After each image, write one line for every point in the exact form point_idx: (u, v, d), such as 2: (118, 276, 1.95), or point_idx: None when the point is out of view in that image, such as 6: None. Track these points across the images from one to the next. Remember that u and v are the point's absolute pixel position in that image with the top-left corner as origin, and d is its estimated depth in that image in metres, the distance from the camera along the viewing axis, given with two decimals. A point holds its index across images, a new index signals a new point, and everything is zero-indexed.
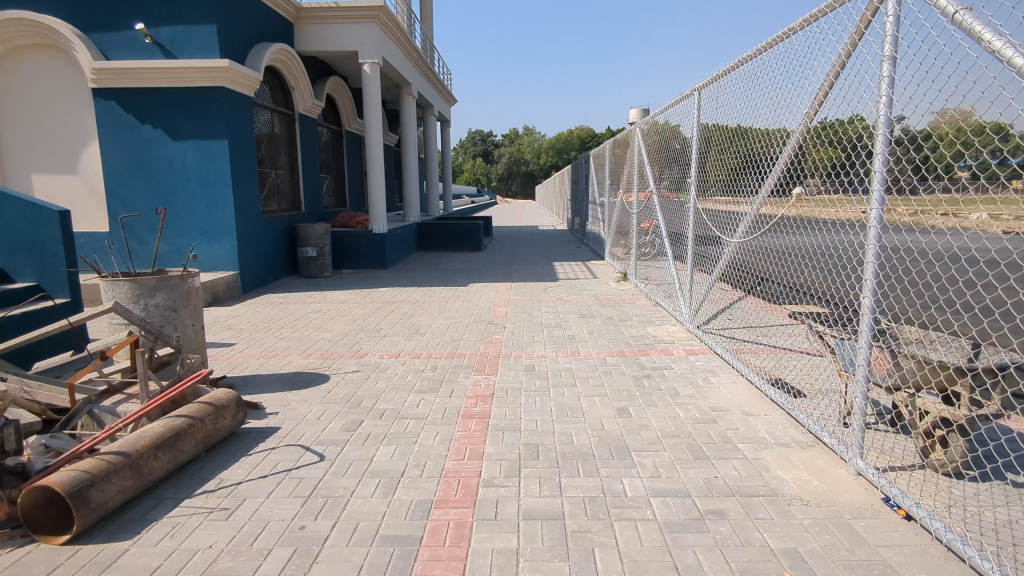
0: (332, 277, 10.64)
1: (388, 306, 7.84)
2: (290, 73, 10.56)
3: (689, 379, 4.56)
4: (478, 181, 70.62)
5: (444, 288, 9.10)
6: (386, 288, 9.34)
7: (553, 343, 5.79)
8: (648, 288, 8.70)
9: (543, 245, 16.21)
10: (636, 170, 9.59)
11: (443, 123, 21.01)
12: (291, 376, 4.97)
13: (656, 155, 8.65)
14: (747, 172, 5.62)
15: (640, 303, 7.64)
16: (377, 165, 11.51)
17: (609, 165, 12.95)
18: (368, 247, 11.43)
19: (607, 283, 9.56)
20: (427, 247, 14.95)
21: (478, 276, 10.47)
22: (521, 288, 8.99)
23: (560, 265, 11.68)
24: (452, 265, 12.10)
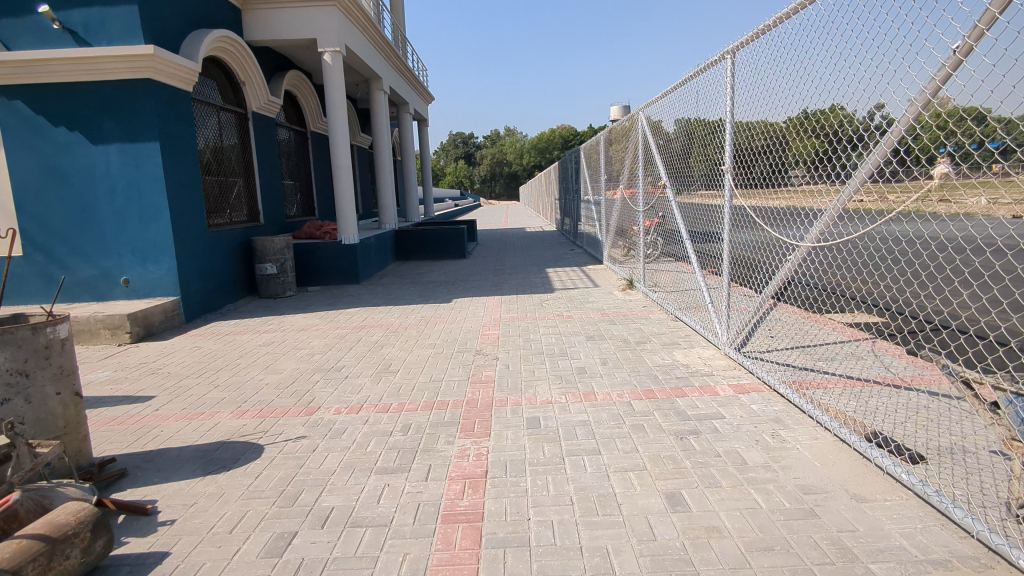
0: (295, 297, 9.33)
1: (356, 333, 6.55)
2: (238, 65, 9.25)
3: (753, 439, 3.34)
4: (460, 184, 69.45)
5: (425, 307, 7.82)
6: (356, 309, 8.03)
7: (561, 381, 4.54)
8: (661, 296, 7.53)
9: (533, 248, 14.95)
10: (639, 161, 8.37)
11: (419, 123, 19.78)
12: (212, 448, 3.68)
13: (663, 145, 7.52)
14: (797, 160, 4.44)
15: (657, 318, 6.42)
16: (344, 168, 10.21)
17: (603, 160, 11.73)
18: (338, 260, 10.14)
19: (612, 292, 8.31)
20: (406, 256, 13.67)
21: (462, 289, 9.23)
22: (514, 303, 7.74)
23: (554, 272, 10.45)
24: (434, 277, 10.83)
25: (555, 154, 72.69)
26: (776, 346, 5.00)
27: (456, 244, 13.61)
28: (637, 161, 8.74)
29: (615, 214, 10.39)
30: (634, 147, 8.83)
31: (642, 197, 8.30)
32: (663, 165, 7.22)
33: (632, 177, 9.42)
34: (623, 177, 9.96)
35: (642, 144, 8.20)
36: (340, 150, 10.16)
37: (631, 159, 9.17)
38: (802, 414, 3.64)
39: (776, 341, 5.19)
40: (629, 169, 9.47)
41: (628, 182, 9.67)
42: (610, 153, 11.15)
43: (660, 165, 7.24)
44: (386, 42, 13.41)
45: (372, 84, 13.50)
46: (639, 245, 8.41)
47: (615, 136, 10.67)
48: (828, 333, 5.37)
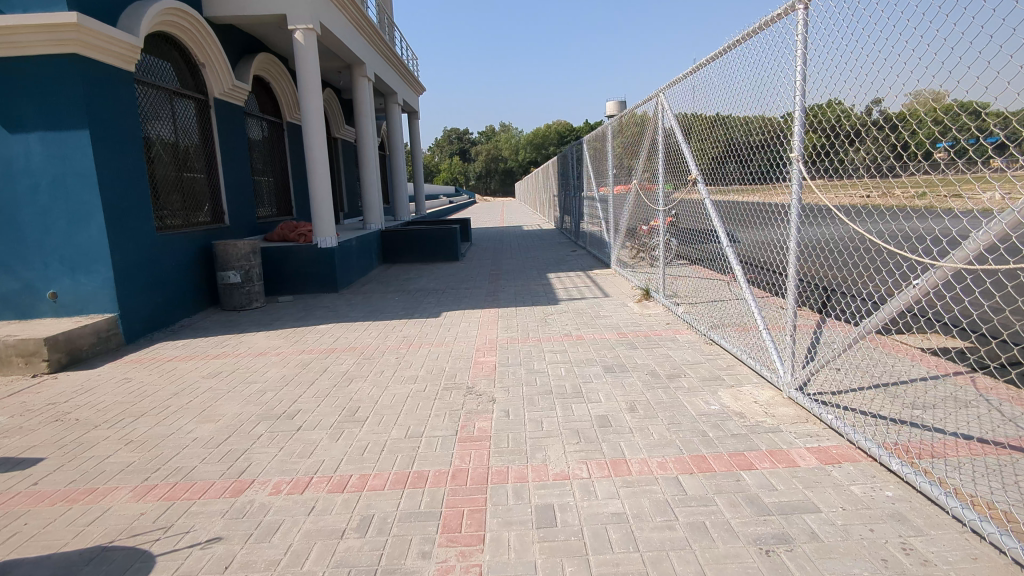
0: (263, 309, 8.18)
1: (323, 360, 5.43)
2: (196, 43, 8.11)
3: (881, 559, 2.22)
4: (455, 181, 68.33)
5: (408, 324, 6.69)
6: (328, 325, 6.89)
7: (579, 440, 3.40)
8: (689, 306, 6.49)
9: (531, 249, 13.80)
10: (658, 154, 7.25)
11: (409, 115, 18.63)
12: (83, 560, 2.54)
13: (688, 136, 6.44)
14: (855, 146, 3.63)
15: (685, 342, 5.30)
16: (320, 161, 9.07)
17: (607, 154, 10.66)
18: (313, 266, 9.01)
19: (628, 304, 7.18)
20: (393, 260, 12.53)
21: (452, 299, 8.09)
22: (514, 319, 6.59)
23: (557, 278, 9.33)
24: (422, 283, 9.69)
25: (551, 150, 71.46)
26: (853, 387, 3.85)
27: (447, 247, 12.48)
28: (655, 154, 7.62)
29: (624, 213, 9.23)
30: (651, 138, 7.69)
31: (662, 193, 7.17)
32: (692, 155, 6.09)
33: (648, 170, 8.25)
34: (635, 171, 8.78)
35: (662, 135, 7.10)
36: (315, 139, 8.99)
37: (647, 151, 8.00)
38: (936, 510, 2.50)
39: (848, 378, 4.05)
40: (644, 162, 8.30)
41: (643, 176, 8.45)
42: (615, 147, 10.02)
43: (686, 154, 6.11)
44: (370, 23, 12.21)
45: (355, 70, 12.36)
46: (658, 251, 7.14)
47: (624, 128, 9.54)
48: (906, 364, 4.20)
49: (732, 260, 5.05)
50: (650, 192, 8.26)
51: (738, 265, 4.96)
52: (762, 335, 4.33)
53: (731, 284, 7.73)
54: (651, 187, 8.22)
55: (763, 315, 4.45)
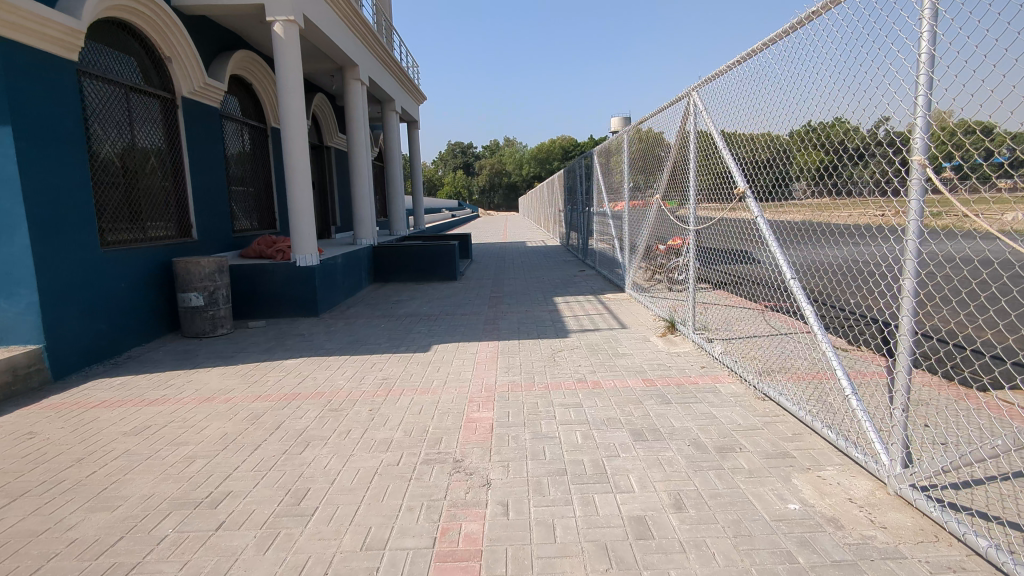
0: (229, 337, 7.15)
1: (279, 411, 4.38)
2: (157, 32, 7.18)
3: None
4: (458, 194, 67.64)
5: (392, 360, 5.65)
6: (297, 359, 5.85)
7: (611, 566, 2.33)
8: (730, 346, 5.54)
9: (537, 269, 12.76)
10: (690, 167, 6.36)
11: (410, 125, 17.76)
12: None
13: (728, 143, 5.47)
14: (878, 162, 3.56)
15: (729, 396, 4.26)
16: (303, 169, 8.10)
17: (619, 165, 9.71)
18: (291, 287, 8.01)
19: (651, 336, 6.17)
20: (386, 278, 11.52)
21: (445, 327, 7.06)
22: (517, 357, 5.54)
23: (565, 304, 8.32)
24: (414, 307, 8.65)
25: (556, 164, 70.74)
26: (987, 477, 2.75)
27: (445, 265, 11.47)
28: (685, 167, 6.69)
29: (644, 231, 8.28)
30: (679, 148, 6.76)
31: (693, 210, 6.21)
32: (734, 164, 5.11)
33: (673, 185, 7.32)
34: (656, 186, 7.86)
35: (694, 144, 6.19)
36: (296, 145, 8.01)
37: (671, 164, 7.08)
38: None
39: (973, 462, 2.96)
40: (669, 177, 7.37)
41: (666, 192, 7.53)
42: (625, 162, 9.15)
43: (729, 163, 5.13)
44: (365, 20, 11.26)
45: (346, 72, 11.43)
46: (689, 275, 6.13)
47: (633, 143, 8.77)
48: None
49: (796, 290, 3.97)
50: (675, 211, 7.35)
51: (804, 298, 3.87)
52: (846, 397, 3.22)
53: (772, 318, 6.78)
54: (675, 204, 7.30)
55: (847, 372, 3.34)
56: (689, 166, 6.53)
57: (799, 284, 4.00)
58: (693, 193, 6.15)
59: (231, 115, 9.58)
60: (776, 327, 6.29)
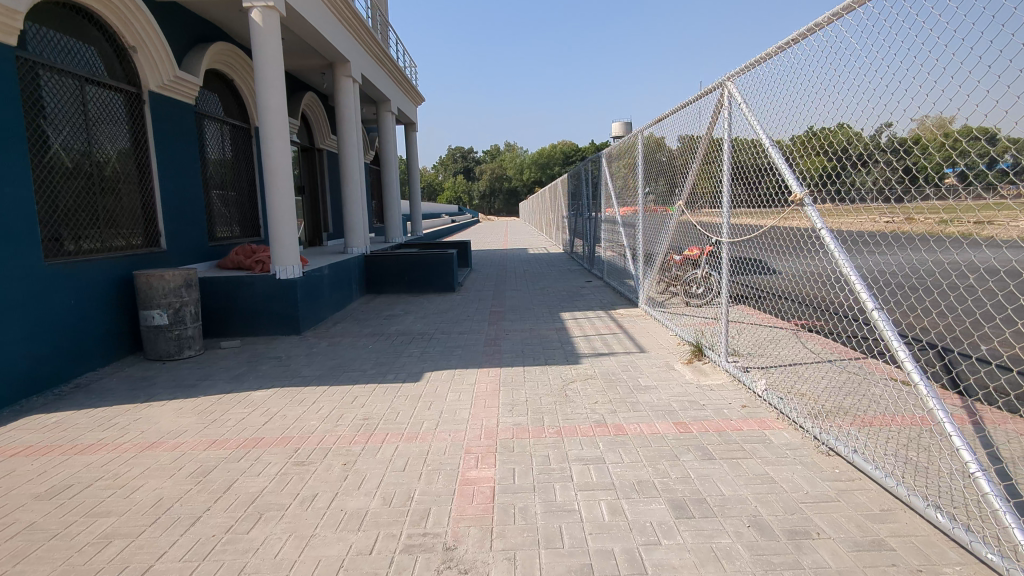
0: (197, 359, 6.35)
1: (231, 464, 3.60)
2: (118, 17, 6.42)
3: None
4: (458, 198, 67.08)
5: (377, 393, 4.87)
6: (268, 390, 5.06)
7: None
8: (770, 376, 4.82)
9: (540, 279, 11.97)
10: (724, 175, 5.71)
11: (407, 127, 17.05)
12: None
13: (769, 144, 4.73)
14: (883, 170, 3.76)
15: (784, 448, 3.46)
16: (284, 171, 7.33)
17: (631, 170, 8.98)
18: (269, 302, 7.24)
19: (675, 363, 5.38)
20: (379, 290, 10.75)
21: (440, 350, 6.26)
22: (522, 391, 4.75)
23: (574, 320, 7.57)
24: (407, 324, 7.84)
25: (556, 170, 70.09)
26: None
27: (442, 276, 10.66)
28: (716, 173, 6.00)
29: (663, 243, 7.55)
30: (711, 151, 6.06)
31: (726, 217, 5.45)
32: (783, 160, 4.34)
33: (699, 191, 6.63)
34: (676, 194, 7.17)
35: (728, 151, 5.55)
36: (276, 144, 7.23)
37: (696, 168, 6.39)
38: None
39: None
40: (695, 183, 6.69)
41: (689, 200, 6.82)
42: (638, 171, 8.50)
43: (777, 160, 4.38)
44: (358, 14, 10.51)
45: (336, 69, 10.70)
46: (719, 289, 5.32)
47: (645, 152, 8.26)
48: None
49: (870, 306, 3.12)
50: (693, 213, 6.83)
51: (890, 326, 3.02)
52: (975, 481, 2.40)
53: (809, 341, 6.06)
54: (702, 213, 6.59)
55: (968, 442, 2.49)
56: (722, 172, 5.85)
57: (872, 294, 3.18)
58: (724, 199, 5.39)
59: (211, 113, 8.90)
60: (817, 353, 5.53)
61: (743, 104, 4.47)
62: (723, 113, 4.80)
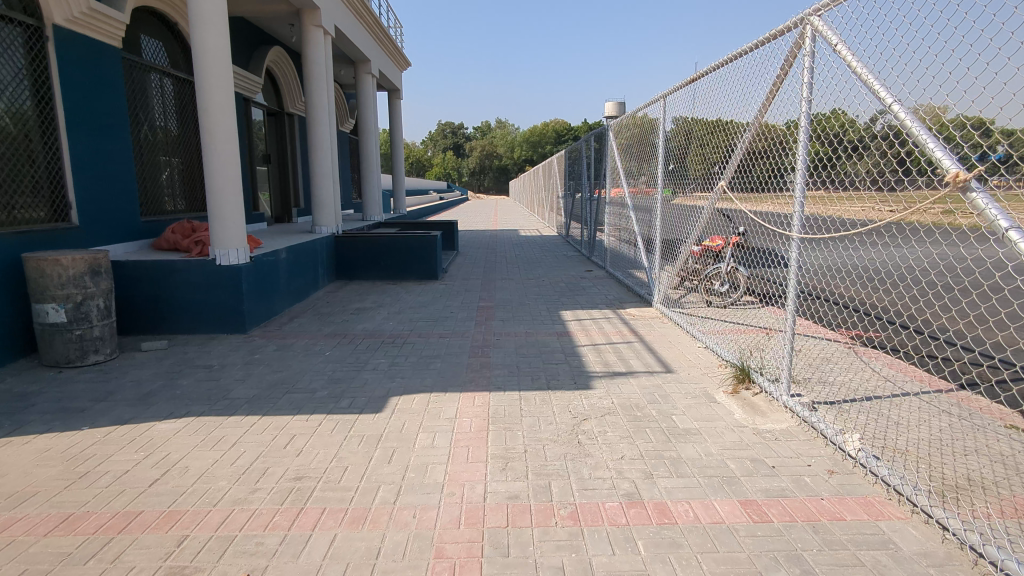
0: (105, 367, 5.02)
1: (70, 572, 2.33)
2: None
3: None
4: (447, 175, 65.31)
5: (322, 431, 3.61)
6: (177, 421, 3.78)
7: None
8: (848, 416, 3.64)
9: (536, 266, 10.68)
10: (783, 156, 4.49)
11: (392, 94, 15.57)
12: None
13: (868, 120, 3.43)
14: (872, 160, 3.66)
15: (922, 565, 2.26)
16: (228, 133, 5.93)
17: (646, 147, 7.65)
18: (206, 292, 5.93)
19: (716, 392, 4.17)
20: (351, 275, 9.42)
21: (414, 362, 4.99)
22: (519, 433, 3.52)
23: (577, 323, 6.32)
24: (378, 322, 6.51)
25: (547, 149, 68.42)
26: None
27: (424, 262, 9.34)
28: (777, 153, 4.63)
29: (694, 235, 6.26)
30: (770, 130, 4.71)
31: (800, 203, 4.07)
32: (920, 125, 2.89)
33: (750, 171, 5.23)
34: (712, 177, 5.84)
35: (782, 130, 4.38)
36: (216, 98, 5.82)
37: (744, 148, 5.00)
38: None
39: None
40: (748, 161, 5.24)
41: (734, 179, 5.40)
42: (655, 151, 7.21)
43: (910, 126, 2.91)
44: None
45: (303, 17, 9.19)
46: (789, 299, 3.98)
47: (658, 137, 7.02)
48: None
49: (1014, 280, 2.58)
50: (688, 195, 6.56)
51: None
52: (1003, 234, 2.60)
53: (876, 362, 4.85)
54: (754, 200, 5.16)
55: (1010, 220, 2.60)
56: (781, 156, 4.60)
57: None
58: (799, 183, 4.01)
59: (156, 65, 7.62)
60: (892, 381, 4.35)
61: (843, 48, 3.17)
62: (805, 62, 3.50)
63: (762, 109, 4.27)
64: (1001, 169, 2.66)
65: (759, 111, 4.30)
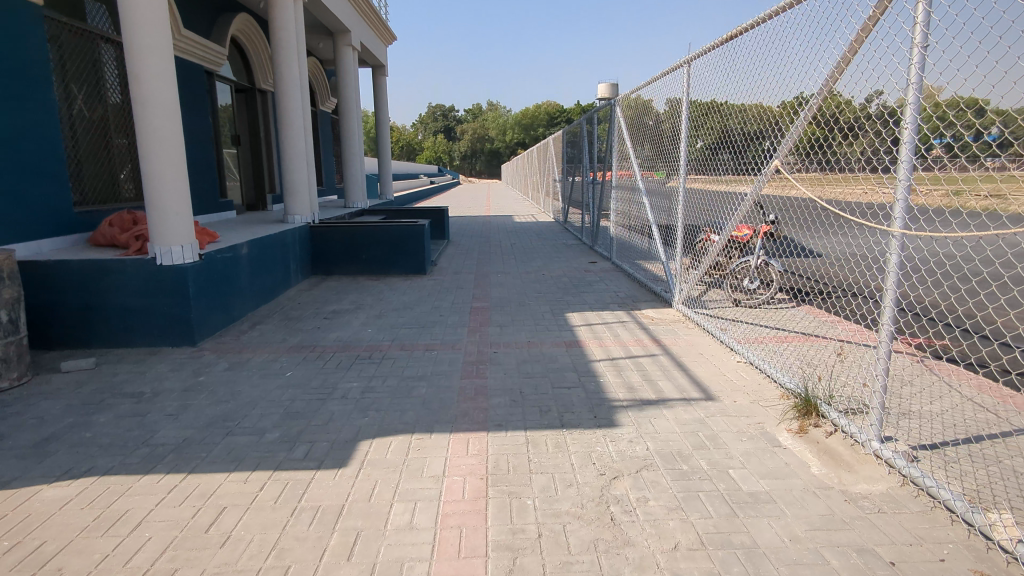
0: (10, 395, 4.05)
1: None
2: None
3: None
4: (438, 158, 63.96)
5: (263, 502, 2.68)
6: (71, 485, 2.84)
7: None
8: (963, 469, 2.77)
9: (536, 258, 9.71)
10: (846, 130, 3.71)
11: (376, 71, 14.49)
12: None
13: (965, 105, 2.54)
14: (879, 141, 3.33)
15: None
16: (169, 106, 4.88)
17: (655, 128, 6.83)
18: (147, 298, 4.96)
19: (777, 431, 3.26)
20: (330, 270, 8.45)
21: (393, 387, 4.06)
22: (528, 504, 2.61)
23: (588, 329, 5.41)
24: (354, 329, 5.56)
25: (539, 131, 67.06)
26: None
27: (410, 254, 8.38)
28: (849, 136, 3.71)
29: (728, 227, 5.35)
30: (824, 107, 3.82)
31: (904, 187, 2.84)
32: None
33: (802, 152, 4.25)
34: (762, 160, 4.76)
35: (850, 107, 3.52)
36: (153, 65, 4.76)
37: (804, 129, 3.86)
38: None
39: None
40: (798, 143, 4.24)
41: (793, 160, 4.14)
42: (679, 132, 6.13)
43: None
44: None
45: None
46: (883, 311, 2.87)
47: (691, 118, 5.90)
48: None
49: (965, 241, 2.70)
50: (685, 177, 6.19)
51: None
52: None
53: (961, 382, 3.96)
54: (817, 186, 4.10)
55: None
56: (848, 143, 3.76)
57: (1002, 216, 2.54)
58: (903, 161, 2.85)
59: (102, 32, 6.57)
60: (994, 412, 3.46)
61: None
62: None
63: (842, 66, 3.27)
64: (995, 149, 2.52)
65: (838, 69, 3.30)
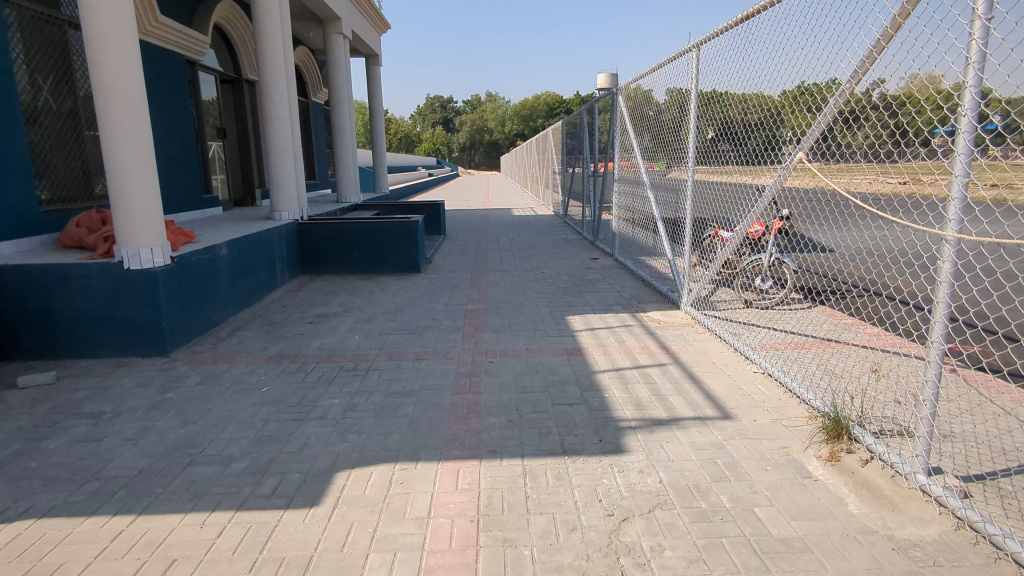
0: None
1: None
2: None
3: None
4: (437, 150, 63.40)
5: (218, 554, 2.31)
6: (2, 532, 2.48)
7: None
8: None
9: (535, 254, 9.33)
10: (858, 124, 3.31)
11: (369, 60, 14.05)
12: None
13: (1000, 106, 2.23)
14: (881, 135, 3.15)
15: None
16: (134, 97, 4.46)
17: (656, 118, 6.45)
18: (114, 305, 4.59)
19: (805, 459, 2.89)
20: (320, 269, 8.07)
21: (378, 403, 3.70)
22: (525, 555, 2.25)
23: (590, 334, 5.05)
24: (340, 336, 5.19)
25: (539, 122, 66.42)
26: None
27: (403, 251, 8.00)
28: (860, 130, 3.32)
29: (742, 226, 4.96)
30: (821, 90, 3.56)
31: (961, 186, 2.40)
32: None
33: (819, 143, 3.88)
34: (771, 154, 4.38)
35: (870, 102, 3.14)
36: (113, 52, 4.33)
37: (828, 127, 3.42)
38: None
39: None
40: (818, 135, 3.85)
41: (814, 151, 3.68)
42: (682, 123, 5.74)
43: None
44: None
45: None
46: (932, 324, 2.49)
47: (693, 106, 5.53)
48: None
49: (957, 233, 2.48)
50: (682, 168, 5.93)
51: None
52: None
53: (1003, 394, 3.59)
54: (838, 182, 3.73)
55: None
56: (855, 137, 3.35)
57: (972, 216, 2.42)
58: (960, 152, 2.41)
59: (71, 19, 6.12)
60: None
61: None
62: None
63: (877, 46, 2.87)
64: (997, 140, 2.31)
65: (875, 49, 2.90)
